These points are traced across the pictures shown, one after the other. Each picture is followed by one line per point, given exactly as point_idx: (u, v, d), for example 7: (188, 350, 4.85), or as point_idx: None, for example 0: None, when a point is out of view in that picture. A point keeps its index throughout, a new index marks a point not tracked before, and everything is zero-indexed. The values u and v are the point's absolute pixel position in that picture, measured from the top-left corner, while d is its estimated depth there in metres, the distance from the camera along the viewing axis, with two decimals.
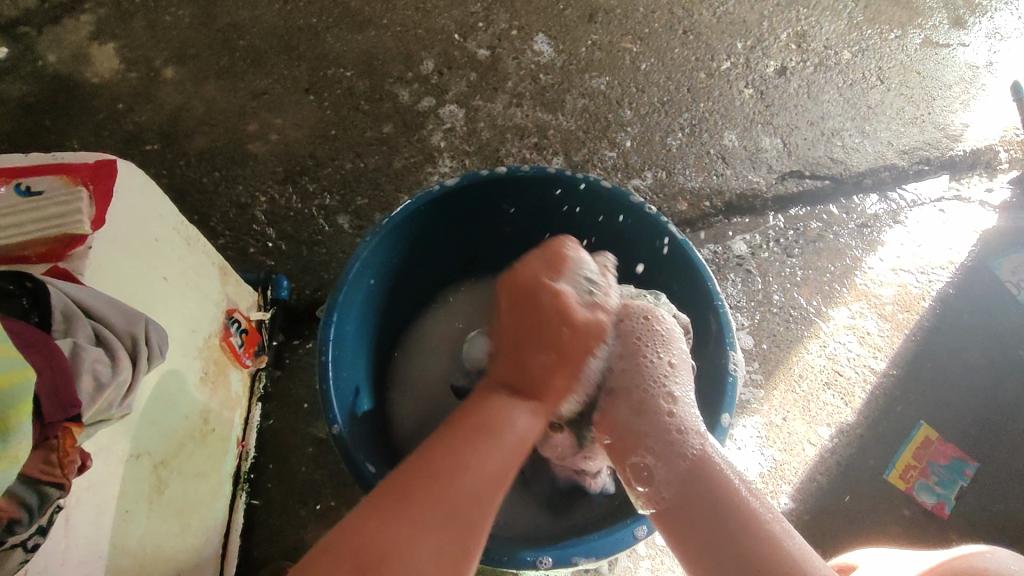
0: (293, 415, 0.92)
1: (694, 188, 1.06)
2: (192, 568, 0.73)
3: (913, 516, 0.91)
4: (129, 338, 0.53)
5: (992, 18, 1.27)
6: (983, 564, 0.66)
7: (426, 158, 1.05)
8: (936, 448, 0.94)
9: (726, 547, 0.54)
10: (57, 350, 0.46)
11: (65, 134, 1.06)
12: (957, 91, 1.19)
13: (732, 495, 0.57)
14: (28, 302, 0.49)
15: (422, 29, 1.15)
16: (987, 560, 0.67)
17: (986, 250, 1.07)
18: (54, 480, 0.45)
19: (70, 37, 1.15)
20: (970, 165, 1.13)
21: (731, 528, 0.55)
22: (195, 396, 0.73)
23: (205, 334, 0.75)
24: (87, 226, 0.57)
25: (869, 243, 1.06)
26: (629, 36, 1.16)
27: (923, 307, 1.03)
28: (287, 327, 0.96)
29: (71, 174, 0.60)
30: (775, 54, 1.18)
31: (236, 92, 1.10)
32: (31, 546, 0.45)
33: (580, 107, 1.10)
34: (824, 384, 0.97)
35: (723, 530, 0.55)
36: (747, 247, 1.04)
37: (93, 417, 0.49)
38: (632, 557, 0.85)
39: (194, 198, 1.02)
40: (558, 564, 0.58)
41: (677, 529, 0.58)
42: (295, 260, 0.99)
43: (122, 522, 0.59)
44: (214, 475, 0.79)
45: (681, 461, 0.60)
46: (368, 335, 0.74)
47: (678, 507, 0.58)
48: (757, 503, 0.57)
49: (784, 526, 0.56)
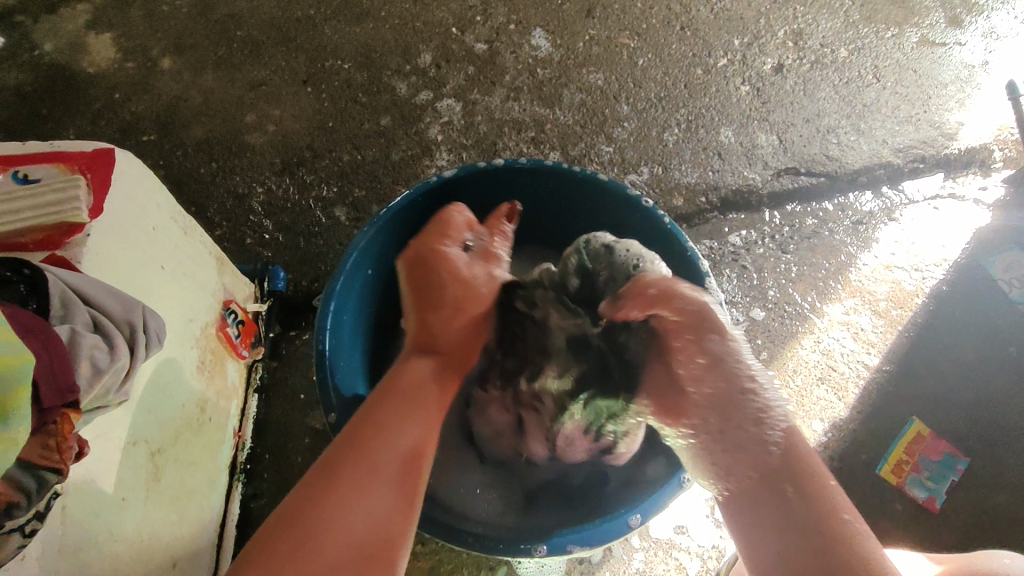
0: (289, 406, 0.92)
1: (691, 183, 1.07)
2: (188, 557, 0.73)
3: (905, 510, 0.92)
4: (128, 326, 0.53)
5: (988, 17, 1.28)
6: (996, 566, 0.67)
7: (423, 151, 1.05)
8: (927, 443, 0.95)
9: (799, 537, 0.51)
10: (55, 336, 0.46)
11: (62, 124, 1.06)
12: (952, 90, 1.19)
13: (810, 479, 0.54)
14: (26, 288, 0.49)
15: (420, 21, 1.15)
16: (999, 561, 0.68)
17: (980, 248, 1.08)
18: (52, 466, 0.45)
19: (67, 26, 1.14)
20: (965, 164, 1.14)
21: (794, 511, 0.52)
22: (192, 385, 0.73)
23: (202, 323, 0.75)
24: (85, 215, 0.57)
25: (863, 240, 1.07)
26: (627, 31, 1.16)
27: (916, 304, 1.04)
28: (284, 319, 0.96)
29: (69, 161, 0.61)
30: (771, 51, 1.18)
31: (234, 83, 1.10)
32: (29, 531, 0.46)
33: (577, 102, 1.10)
34: (818, 380, 0.98)
35: (781, 509, 0.53)
36: (743, 242, 1.04)
37: (92, 403, 0.50)
38: (626, 548, 0.86)
39: (191, 189, 1.02)
40: (553, 552, 0.59)
41: (748, 512, 0.55)
42: (293, 251, 0.99)
43: (119, 510, 0.59)
44: (211, 465, 0.79)
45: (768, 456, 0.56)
46: (368, 322, 0.75)
47: (753, 486, 0.55)
48: (835, 491, 0.53)
49: (858, 521, 0.52)
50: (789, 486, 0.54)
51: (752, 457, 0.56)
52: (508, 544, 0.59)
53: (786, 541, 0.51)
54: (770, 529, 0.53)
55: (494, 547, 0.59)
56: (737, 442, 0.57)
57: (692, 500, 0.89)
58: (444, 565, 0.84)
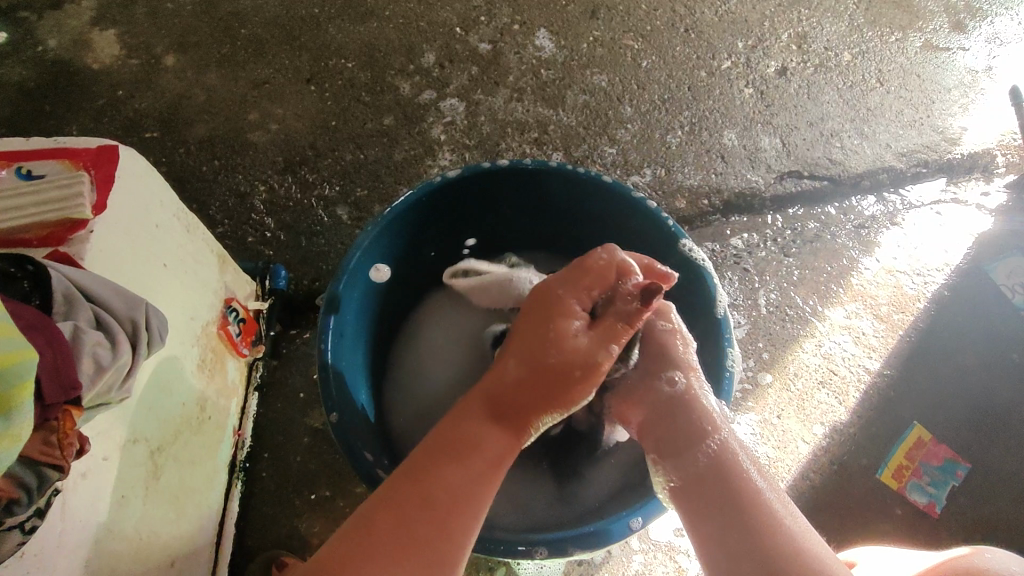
0: (290, 406, 0.92)
1: (693, 185, 1.07)
2: (185, 556, 0.73)
3: (905, 515, 0.92)
4: (130, 322, 0.53)
5: (992, 23, 1.28)
6: (982, 564, 0.67)
7: (426, 151, 1.05)
8: (928, 448, 0.95)
9: (733, 540, 0.53)
10: (58, 332, 0.46)
11: (64, 120, 1.06)
12: (956, 95, 1.19)
13: (746, 493, 0.56)
14: (29, 285, 0.49)
15: (424, 21, 1.15)
16: (985, 560, 0.68)
17: (981, 253, 1.08)
18: (52, 462, 0.45)
19: (70, 22, 1.14)
20: (968, 169, 1.14)
21: (733, 515, 0.54)
22: (193, 383, 0.73)
23: (204, 321, 0.75)
24: (88, 211, 0.57)
25: (866, 244, 1.07)
26: (630, 33, 1.16)
27: (918, 308, 1.04)
28: (285, 318, 0.96)
29: (73, 158, 0.61)
30: (775, 54, 1.18)
31: (237, 81, 1.10)
32: (28, 528, 0.46)
33: (580, 103, 1.10)
34: (819, 383, 0.98)
35: (727, 514, 0.55)
36: (745, 245, 1.04)
37: (93, 400, 0.50)
38: (626, 551, 0.86)
39: (193, 186, 1.02)
40: (553, 553, 0.58)
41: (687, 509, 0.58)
42: (294, 250, 0.99)
43: (118, 508, 0.59)
44: (211, 463, 0.79)
45: (699, 451, 0.59)
46: (369, 323, 0.74)
47: (689, 483, 0.58)
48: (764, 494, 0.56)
49: (787, 514, 0.55)
50: (727, 488, 0.56)
51: (687, 449, 0.60)
52: (507, 546, 0.58)
53: (729, 542, 0.53)
54: (710, 532, 0.55)
55: (492, 548, 0.58)
56: (676, 445, 0.61)
57: None
58: None
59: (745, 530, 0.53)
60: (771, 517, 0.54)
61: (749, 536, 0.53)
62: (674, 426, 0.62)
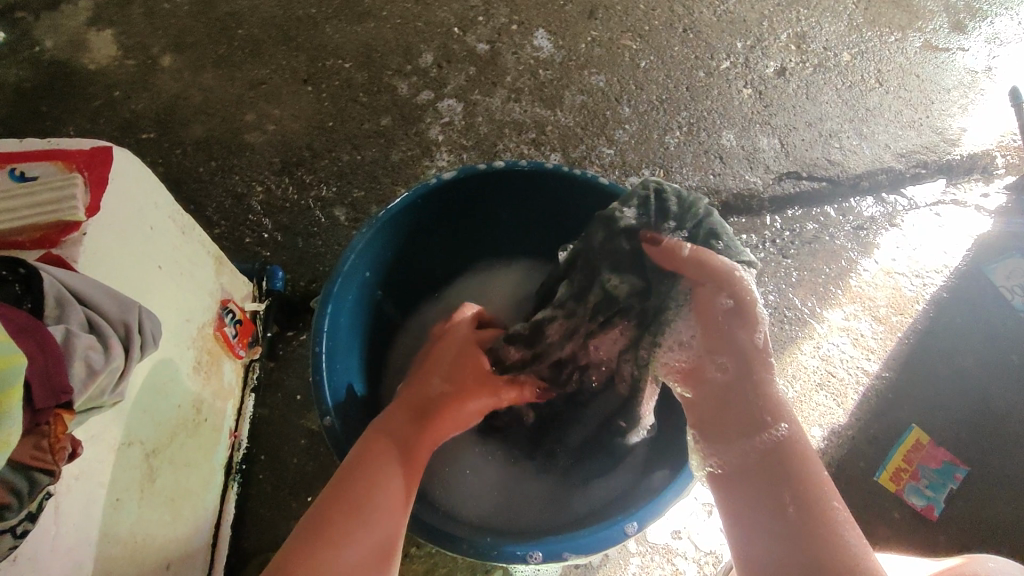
0: (287, 407, 0.91)
1: (691, 186, 1.06)
2: (181, 559, 0.72)
3: (903, 518, 0.91)
4: (123, 326, 0.52)
5: (991, 23, 1.28)
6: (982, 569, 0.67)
7: (423, 151, 1.05)
8: (927, 450, 0.95)
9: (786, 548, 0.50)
10: (49, 336, 0.46)
11: (61, 121, 1.06)
12: (955, 95, 1.19)
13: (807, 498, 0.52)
14: (20, 287, 0.48)
15: (422, 21, 1.15)
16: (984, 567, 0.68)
17: (981, 254, 1.08)
18: (45, 467, 0.45)
19: (67, 23, 1.14)
20: (967, 170, 1.14)
21: (791, 521, 0.51)
22: (188, 386, 0.73)
23: (200, 323, 0.75)
24: (81, 214, 0.57)
25: (864, 245, 1.07)
26: (629, 33, 1.16)
27: (917, 310, 1.03)
28: (282, 319, 0.96)
29: (67, 160, 0.60)
30: (774, 54, 1.18)
31: (234, 81, 1.10)
32: (20, 532, 0.46)
33: (578, 104, 1.10)
34: (817, 385, 0.97)
35: (781, 517, 0.52)
36: (743, 246, 1.04)
37: (85, 404, 0.49)
38: (623, 554, 0.86)
39: (190, 187, 1.02)
40: (549, 558, 0.57)
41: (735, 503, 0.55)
42: (291, 251, 0.99)
43: (112, 511, 0.59)
44: (207, 466, 0.79)
45: (761, 444, 0.55)
46: (365, 325, 0.74)
47: (743, 476, 0.55)
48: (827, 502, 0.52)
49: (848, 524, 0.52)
50: (786, 490, 0.53)
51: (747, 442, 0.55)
52: (502, 550, 0.58)
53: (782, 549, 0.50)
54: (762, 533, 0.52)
55: (485, 553, 0.58)
56: (738, 437, 0.56)
57: (688, 504, 0.89)
58: (440, 568, 0.84)
59: (800, 515, 0.51)
60: (828, 516, 0.51)
61: (796, 513, 0.51)
62: (723, 410, 0.58)
